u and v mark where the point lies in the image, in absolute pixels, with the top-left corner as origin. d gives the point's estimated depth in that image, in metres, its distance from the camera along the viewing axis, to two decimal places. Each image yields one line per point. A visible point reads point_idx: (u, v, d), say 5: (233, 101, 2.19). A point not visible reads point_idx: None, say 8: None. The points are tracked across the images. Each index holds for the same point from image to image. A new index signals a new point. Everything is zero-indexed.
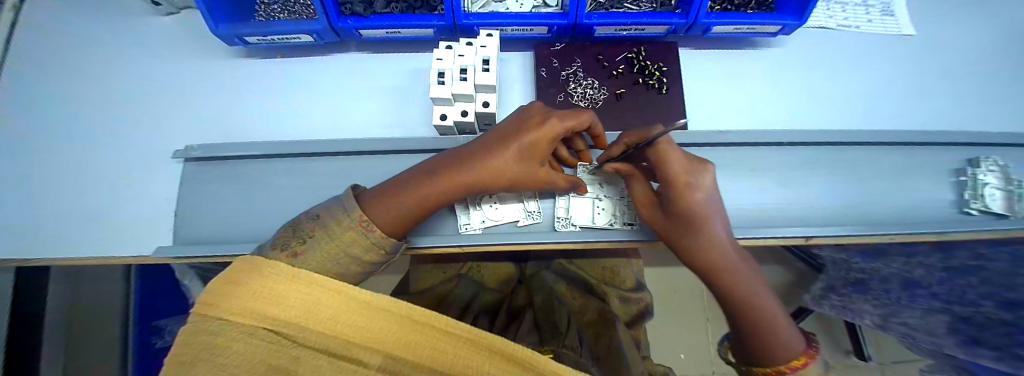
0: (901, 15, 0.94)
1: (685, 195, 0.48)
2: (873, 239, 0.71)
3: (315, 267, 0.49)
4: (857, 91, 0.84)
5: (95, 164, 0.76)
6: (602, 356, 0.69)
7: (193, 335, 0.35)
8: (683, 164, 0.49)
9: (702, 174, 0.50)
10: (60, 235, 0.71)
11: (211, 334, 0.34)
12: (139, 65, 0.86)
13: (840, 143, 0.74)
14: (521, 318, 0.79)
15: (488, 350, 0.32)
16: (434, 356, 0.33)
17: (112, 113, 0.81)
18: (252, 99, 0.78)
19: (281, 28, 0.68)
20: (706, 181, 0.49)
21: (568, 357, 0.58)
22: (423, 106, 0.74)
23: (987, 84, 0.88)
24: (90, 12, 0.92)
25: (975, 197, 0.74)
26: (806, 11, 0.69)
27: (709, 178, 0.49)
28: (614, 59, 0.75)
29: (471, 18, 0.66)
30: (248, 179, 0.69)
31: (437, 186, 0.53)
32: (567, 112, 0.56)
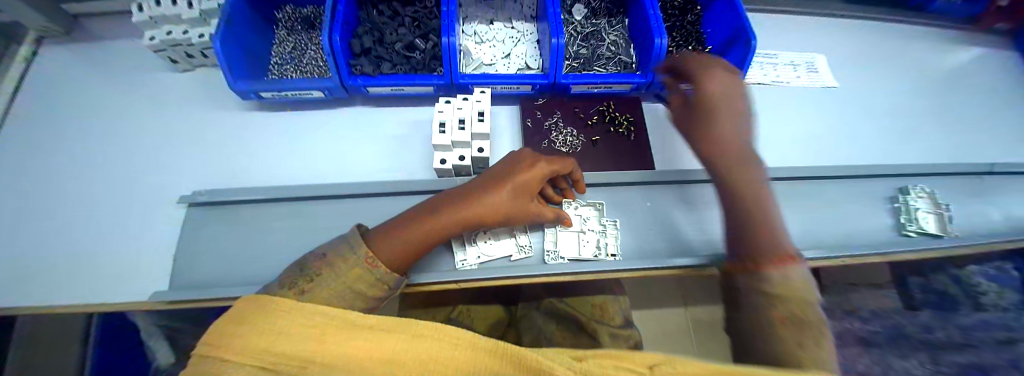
0: (822, 71, 1.13)
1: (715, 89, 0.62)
2: (828, 263, 0.79)
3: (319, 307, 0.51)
4: (795, 135, 0.98)
5: (96, 211, 0.78)
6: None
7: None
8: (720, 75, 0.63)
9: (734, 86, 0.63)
10: (51, 281, 0.71)
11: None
12: (147, 115, 0.91)
13: (787, 178, 0.86)
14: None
15: (491, 351, 0.40)
16: (444, 363, 0.39)
17: (116, 161, 0.85)
18: (258, 148, 0.83)
19: (296, 85, 0.76)
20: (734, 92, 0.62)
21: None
22: (422, 154, 0.81)
23: (895, 127, 1.06)
24: (107, 71, 1.00)
25: (910, 220, 0.86)
26: (742, 71, 0.84)
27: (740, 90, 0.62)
28: (589, 111, 0.87)
29: (466, 78, 0.78)
30: (251, 222, 0.71)
31: (439, 220, 0.59)
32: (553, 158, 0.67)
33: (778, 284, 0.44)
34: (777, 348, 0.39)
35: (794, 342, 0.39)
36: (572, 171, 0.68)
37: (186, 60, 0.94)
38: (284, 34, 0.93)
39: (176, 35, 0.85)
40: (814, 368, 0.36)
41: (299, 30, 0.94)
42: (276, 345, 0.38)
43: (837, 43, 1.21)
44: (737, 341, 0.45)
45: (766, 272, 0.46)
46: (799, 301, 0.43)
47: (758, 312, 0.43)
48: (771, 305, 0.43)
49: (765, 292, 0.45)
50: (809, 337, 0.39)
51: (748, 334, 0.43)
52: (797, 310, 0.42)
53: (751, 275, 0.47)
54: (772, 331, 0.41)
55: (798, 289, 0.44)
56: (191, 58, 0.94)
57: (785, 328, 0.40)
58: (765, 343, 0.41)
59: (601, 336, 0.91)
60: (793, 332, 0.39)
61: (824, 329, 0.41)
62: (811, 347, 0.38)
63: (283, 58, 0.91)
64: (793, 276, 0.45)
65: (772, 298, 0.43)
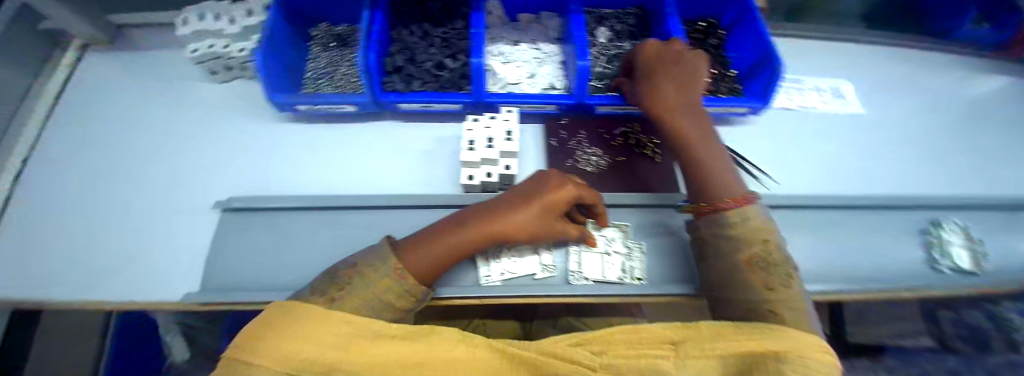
0: (848, 97, 1.12)
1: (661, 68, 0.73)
2: (856, 295, 0.77)
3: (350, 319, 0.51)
4: (823, 161, 0.97)
5: (133, 212, 0.82)
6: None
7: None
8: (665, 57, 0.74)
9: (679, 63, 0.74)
10: (88, 279, 0.73)
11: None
12: (185, 122, 0.96)
13: (815, 206, 0.84)
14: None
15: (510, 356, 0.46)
16: (467, 365, 0.44)
17: (154, 165, 0.89)
18: (290, 157, 0.86)
19: (330, 99, 0.79)
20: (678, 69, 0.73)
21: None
22: (450, 169, 0.83)
23: (926, 157, 1.03)
24: (150, 79, 1.05)
25: (943, 254, 0.83)
26: (768, 97, 0.84)
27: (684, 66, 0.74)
28: (614, 132, 0.88)
29: (493, 97, 0.80)
30: (282, 230, 0.73)
31: (464, 234, 0.60)
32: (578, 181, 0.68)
33: (736, 223, 0.53)
34: (750, 293, 0.46)
35: (762, 284, 0.46)
36: (595, 203, 0.68)
37: (225, 72, 0.99)
38: (318, 50, 0.98)
39: (218, 49, 0.89)
40: (780, 308, 0.44)
41: (333, 46, 0.99)
42: (308, 345, 0.40)
43: (861, 70, 1.20)
44: (716, 282, 0.54)
45: (721, 215, 0.55)
46: (762, 241, 0.50)
47: (730, 259, 0.51)
48: (741, 247, 0.51)
49: (728, 234, 0.53)
50: (776, 276, 0.47)
51: (726, 279, 0.51)
52: (762, 251, 0.49)
53: (713, 220, 0.56)
54: (743, 276, 0.48)
55: (758, 227, 0.52)
56: (230, 70, 0.99)
57: (755, 273, 0.47)
58: (739, 286, 0.48)
59: None
60: (762, 275, 0.47)
61: (789, 267, 0.48)
62: (779, 286, 0.46)
63: (317, 72, 0.94)
64: (751, 215, 0.54)
65: (742, 239, 0.51)
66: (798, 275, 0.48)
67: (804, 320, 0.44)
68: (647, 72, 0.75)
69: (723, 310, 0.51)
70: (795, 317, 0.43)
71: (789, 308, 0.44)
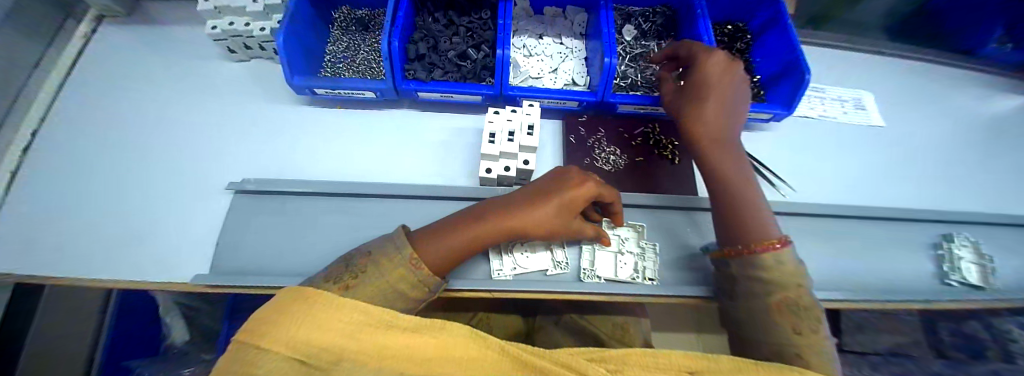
0: (869, 109, 1.11)
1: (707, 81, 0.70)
2: (868, 306, 0.77)
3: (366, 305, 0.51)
4: (840, 171, 0.97)
5: (143, 190, 0.81)
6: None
7: (231, 363, 0.37)
8: (716, 67, 0.71)
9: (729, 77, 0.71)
10: (96, 256, 0.72)
11: (257, 362, 0.36)
12: (197, 101, 0.94)
13: (831, 216, 0.84)
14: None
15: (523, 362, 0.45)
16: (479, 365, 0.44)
17: (165, 143, 0.88)
18: (306, 141, 0.85)
19: (350, 85, 0.77)
20: (727, 85, 0.70)
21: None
22: (465, 161, 0.82)
23: (942, 173, 1.03)
24: (163, 55, 1.04)
25: (953, 269, 0.83)
26: (792, 105, 0.83)
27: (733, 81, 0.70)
28: (633, 131, 0.87)
29: (515, 90, 0.79)
30: (296, 215, 0.72)
31: (483, 228, 0.59)
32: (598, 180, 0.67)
33: (769, 267, 0.53)
34: (778, 335, 0.50)
35: (792, 330, 0.49)
36: (613, 202, 0.67)
37: (242, 51, 0.98)
38: (339, 34, 0.96)
39: (238, 26, 0.88)
40: (808, 353, 0.48)
41: (353, 31, 0.97)
42: (324, 337, 0.39)
43: (882, 82, 1.19)
44: (743, 320, 0.56)
45: (755, 258, 0.55)
46: (796, 286, 0.51)
47: (758, 299, 0.53)
48: (771, 290, 0.52)
49: (761, 277, 0.53)
50: (806, 323, 0.49)
51: (754, 319, 0.53)
52: (794, 295, 0.51)
53: (745, 262, 0.56)
54: (772, 317, 0.51)
55: (792, 273, 0.52)
56: (247, 49, 0.97)
57: (787, 317, 0.50)
58: (767, 327, 0.51)
59: None
60: (793, 320, 0.49)
61: (817, 311, 0.50)
62: (807, 332, 0.49)
63: (336, 56, 0.93)
64: (785, 260, 0.53)
65: (774, 283, 0.52)
66: (825, 318, 0.51)
67: (825, 361, 0.48)
68: (694, 93, 0.70)
69: (751, 349, 0.54)
70: (819, 360, 0.48)
71: (815, 352, 0.48)
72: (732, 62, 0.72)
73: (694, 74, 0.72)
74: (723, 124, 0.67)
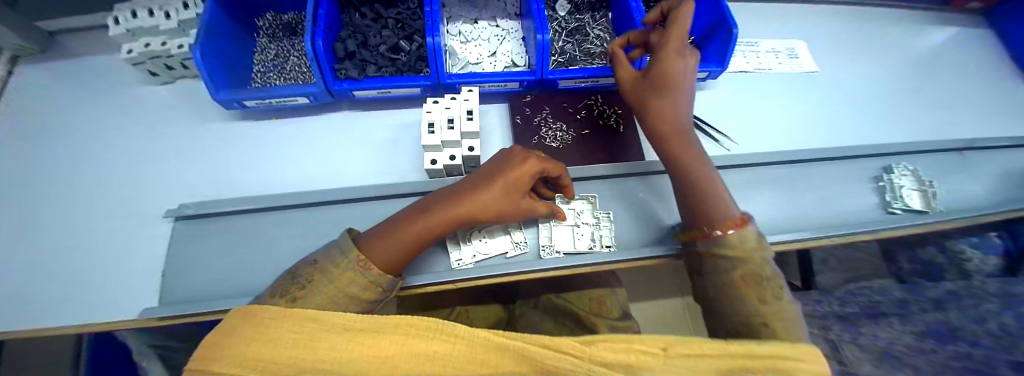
0: (804, 57, 1.15)
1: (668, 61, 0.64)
2: (821, 243, 0.81)
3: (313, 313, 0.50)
4: (782, 119, 1.00)
5: (77, 230, 0.76)
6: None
7: None
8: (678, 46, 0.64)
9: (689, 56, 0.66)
10: (32, 306, 0.68)
11: None
12: (126, 130, 0.89)
13: (777, 163, 0.87)
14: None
15: (498, 346, 0.41)
16: (455, 354, 0.40)
17: (96, 178, 0.83)
18: (247, 156, 0.82)
19: (280, 92, 0.75)
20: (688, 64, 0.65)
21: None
22: (413, 156, 0.81)
23: (877, 108, 1.09)
24: (84, 87, 0.97)
25: (896, 198, 0.87)
26: (725, 60, 0.86)
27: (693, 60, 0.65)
28: (578, 105, 0.88)
29: (453, 78, 0.78)
30: (242, 233, 0.70)
31: (431, 225, 0.58)
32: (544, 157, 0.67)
33: (736, 247, 0.53)
34: (744, 307, 0.50)
35: (757, 300, 0.49)
36: (561, 176, 0.67)
37: (166, 72, 0.92)
38: (266, 42, 0.93)
39: (154, 46, 0.83)
40: (777, 321, 0.48)
41: (280, 37, 0.94)
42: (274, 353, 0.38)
43: (815, 30, 1.24)
44: (707, 293, 0.56)
45: (722, 239, 0.54)
46: (758, 259, 0.52)
47: (722, 275, 0.53)
48: (735, 266, 0.52)
49: (724, 254, 0.54)
50: (769, 291, 0.50)
51: (717, 291, 0.54)
52: (755, 267, 0.51)
53: (711, 242, 0.56)
54: (739, 291, 0.51)
55: (753, 248, 0.53)
56: (170, 69, 0.92)
57: (751, 288, 0.50)
58: (733, 299, 0.51)
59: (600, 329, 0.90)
60: (757, 289, 0.50)
61: (778, 279, 0.52)
62: (771, 300, 0.49)
63: (266, 66, 0.90)
64: (748, 237, 0.54)
65: (737, 259, 0.52)
66: (785, 284, 0.52)
67: (793, 329, 0.48)
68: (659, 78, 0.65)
69: (720, 323, 0.54)
70: (785, 326, 0.48)
71: (782, 319, 0.48)
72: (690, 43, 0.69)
73: (659, 55, 0.65)
74: (684, 107, 0.65)
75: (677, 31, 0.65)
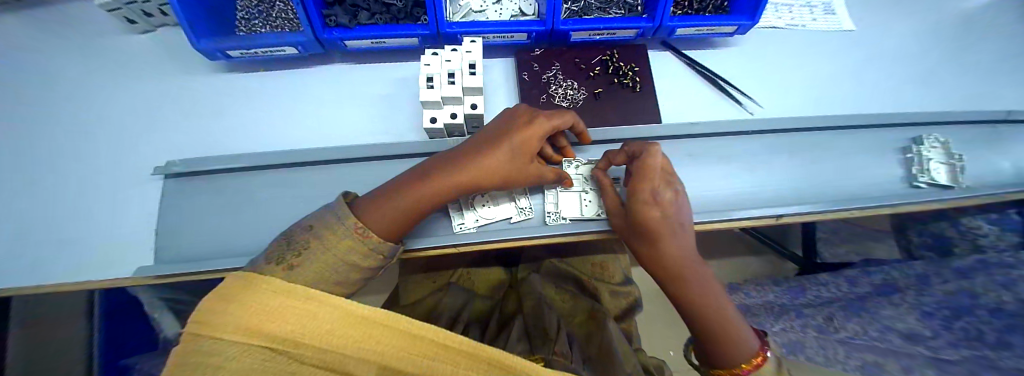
0: (841, 13, 1.05)
1: (645, 210, 0.53)
2: (842, 214, 0.77)
3: (311, 279, 0.48)
4: (812, 82, 0.92)
5: (68, 187, 0.74)
6: (592, 357, 0.66)
7: (180, 363, 0.30)
8: (651, 180, 0.52)
9: (662, 190, 0.54)
10: (35, 261, 0.68)
11: (209, 355, 0.30)
12: (107, 83, 0.83)
13: (801, 129, 0.82)
14: (510, 326, 0.74)
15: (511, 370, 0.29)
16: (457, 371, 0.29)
17: (77, 132, 0.78)
18: (236, 112, 0.77)
19: (265, 40, 0.68)
20: (666, 197, 0.53)
21: (561, 365, 0.54)
22: (413, 114, 0.76)
23: (916, 69, 1.00)
24: (55, 32, 0.89)
25: (922, 172, 0.80)
26: (757, 13, 0.78)
27: (668, 195, 0.54)
28: (591, 62, 0.81)
29: (454, 26, 0.70)
30: (235, 191, 0.67)
31: (429, 191, 0.54)
32: (552, 112, 0.62)
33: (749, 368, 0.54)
34: None
35: None
36: (573, 124, 0.63)
37: (143, 19, 0.84)
38: None
39: None
40: None
41: None
42: (243, 361, 0.30)
43: None
44: None
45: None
46: None
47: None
48: None
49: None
50: None
51: None
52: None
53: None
54: None
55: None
56: (148, 16, 0.84)
57: None
58: None
59: (603, 294, 0.92)
60: None
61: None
62: None
63: (250, 12, 0.82)
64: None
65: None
66: None
67: None
68: (646, 231, 0.54)
69: None
70: None
71: None
72: (654, 144, 0.55)
73: (632, 203, 0.54)
74: (681, 253, 0.55)
75: (647, 183, 0.52)
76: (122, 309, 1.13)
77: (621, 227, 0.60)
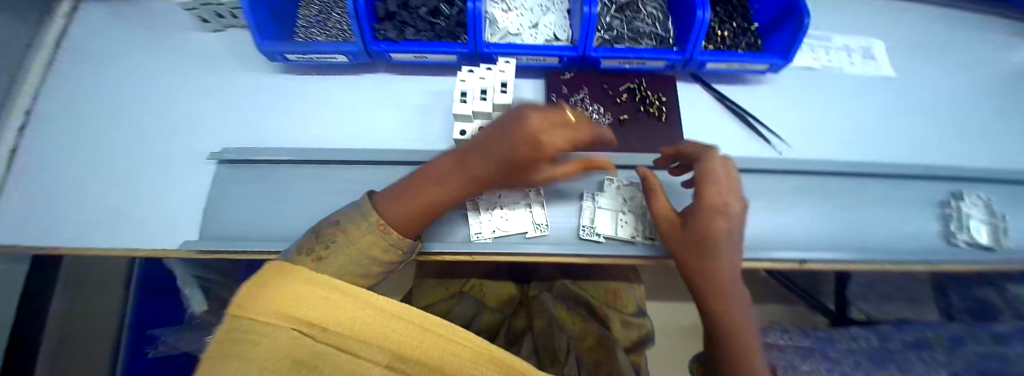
0: (880, 58, 1.03)
1: (713, 214, 0.53)
2: (871, 265, 0.74)
3: (335, 270, 0.51)
4: (846, 126, 0.90)
5: (132, 164, 0.82)
6: None
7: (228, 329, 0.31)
8: (719, 186, 0.54)
9: (732, 201, 0.54)
10: (97, 225, 0.76)
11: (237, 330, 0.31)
12: (178, 73, 0.93)
13: (831, 174, 0.80)
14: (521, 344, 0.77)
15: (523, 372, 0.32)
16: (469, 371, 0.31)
17: (147, 115, 0.88)
18: (286, 109, 0.84)
19: (320, 48, 0.75)
20: (732, 208, 0.54)
21: None
22: (443, 125, 0.80)
23: (964, 123, 0.96)
24: (140, 24, 1.01)
25: (962, 228, 0.76)
26: (791, 52, 0.78)
27: (735, 205, 0.54)
28: (619, 88, 0.83)
29: (491, 47, 0.75)
30: (276, 181, 0.73)
31: (430, 196, 0.54)
32: (547, 112, 0.47)
33: None
34: None
35: None
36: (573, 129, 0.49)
37: (216, 20, 0.95)
38: None
39: None
40: None
41: None
42: (275, 334, 0.30)
43: (895, 29, 1.10)
44: None
45: None
46: None
47: None
48: None
49: None
50: None
51: None
52: None
53: None
54: None
55: None
56: (220, 18, 0.94)
57: None
58: None
59: (614, 324, 0.92)
60: None
61: None
62: None
63: (310, 20, 0.90)
64: None
65: None
66: None
67: None
68: (701, 239, 0.53)
69: None
70: None
71: None
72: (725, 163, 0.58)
73: (700, 206, 0.54)
74: (731, 269, 0.53)
75: (717, 189, 0.54)
76: (160, 279, 1.22)
77: (670, 235, 0.58)
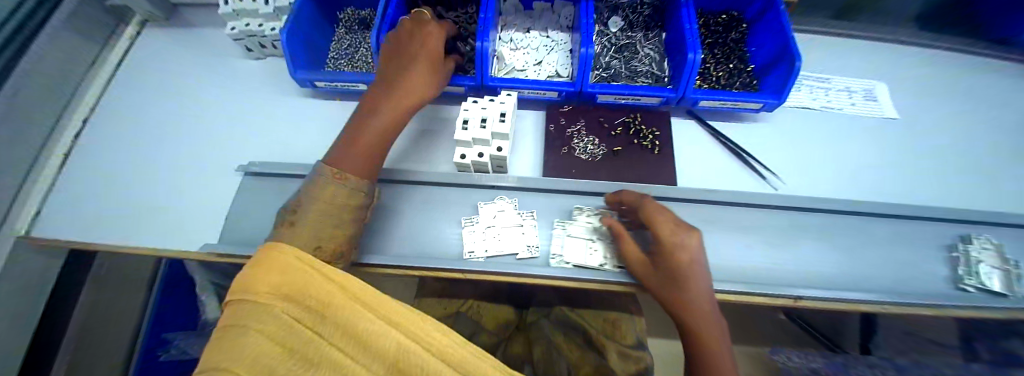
0: (883, 100, 1.04)
1: (675, 254, 0.57)
2: (874, 308, 0.71)
3: (310, 227, 0.51)
4: (847, 165, 0.91)
5: (169, 171, 0.91)
6: None
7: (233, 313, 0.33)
8: (671, 226, 0.59)
9: (691, 237, 0.58)
10: (131, 225, 0.84)
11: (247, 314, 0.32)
12: (219, 93, 1.05)
13: (831, 212, 0.79)
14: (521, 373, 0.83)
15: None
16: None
17: (188, 129, 0.98)
18: (309, 129, 0.93)
19: (344, 77, 0.84)
20: (692, 244, 0.57)
21: None
22: (448, 149, 0.86)
23: (975, 167, 0.94)
24: (191, 48, 1.15)
25: (970, 273, 0.74)
26: (783, 93, 0.82)
27: (696, 241, 0.58)
28: (614, 121, 0.88)
29: (495, 81, 0.82)
30: (292, 194, 0.80)
31: (374, 126, 0.62)
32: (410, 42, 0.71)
33: None
34: None
35: None
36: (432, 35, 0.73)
37: (259, 49, 1.08)
38: (342, 33, 1.05)
39: (254, 27, 0.98)
40: None
41: (355, 29, 1.06)
42: (270, 324, 0.31)
43: (900, 73, 1.12)
44: None
45: None
46: None
47: None
48: None
49: None
50: None
51: None
52: None
53: None
54: None
55: None
56: (262, 47, 1.07)
57: None
58: None
59: (610, 354, 0.88)
60: None
61: None
62: None
63: (339, 52, 1.02)
64: None
65: None
66: None
67: None
68: (666, 271, 0.58)
69: None
70: None
71: None
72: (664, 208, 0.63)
73: (662, 245, 0.58)
74: (704, 302, 0.56)
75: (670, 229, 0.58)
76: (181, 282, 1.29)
77: (647, 275, 0.61)
